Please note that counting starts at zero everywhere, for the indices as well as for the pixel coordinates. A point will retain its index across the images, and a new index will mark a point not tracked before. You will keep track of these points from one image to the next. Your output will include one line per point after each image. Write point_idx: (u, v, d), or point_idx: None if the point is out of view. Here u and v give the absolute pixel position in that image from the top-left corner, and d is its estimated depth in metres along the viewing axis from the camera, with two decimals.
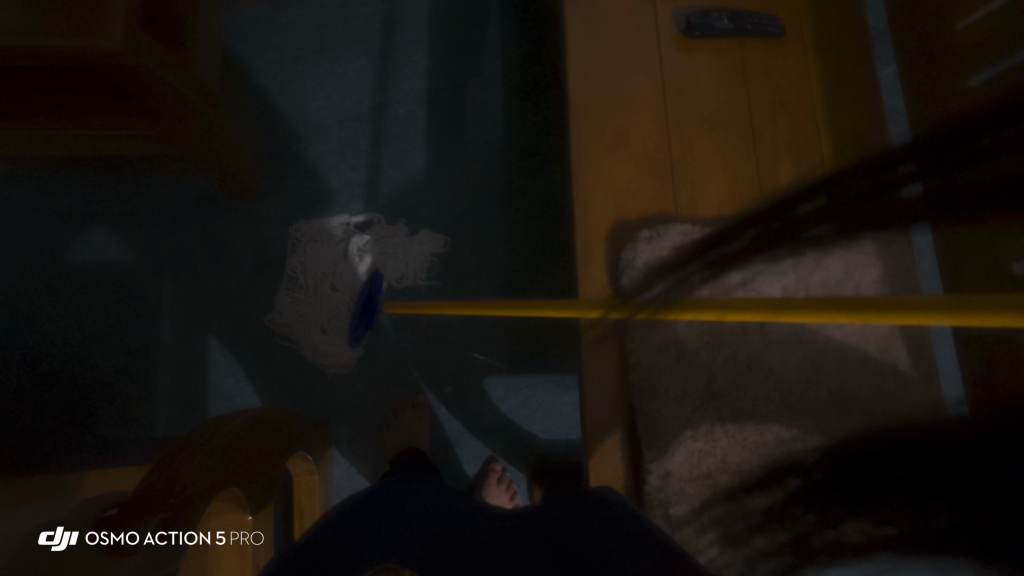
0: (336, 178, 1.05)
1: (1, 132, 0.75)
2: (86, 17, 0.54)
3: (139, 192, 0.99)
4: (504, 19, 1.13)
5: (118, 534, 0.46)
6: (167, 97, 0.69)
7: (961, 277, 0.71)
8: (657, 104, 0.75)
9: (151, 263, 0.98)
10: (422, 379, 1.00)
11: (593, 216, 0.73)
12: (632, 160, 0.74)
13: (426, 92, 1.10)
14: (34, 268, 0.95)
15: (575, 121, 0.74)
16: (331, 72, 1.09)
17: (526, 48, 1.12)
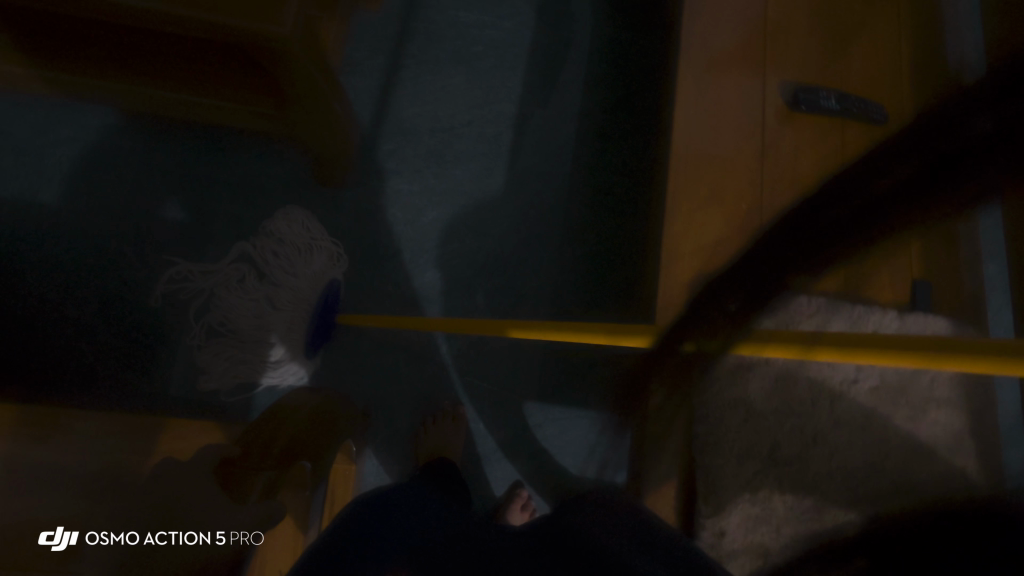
0: (418, 182, 1.09)
1: (144, 91, 0.82)
2: (259, 6, 0.60)
3: (236, 163, 1.04)
4: (602, 62, 1.18)
5: (117, 535, 0.49)
6: (296, 84, 0.74)
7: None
8: (754, 170, 0.79)
9: (234, 230, 1.02)
10: (464, 390, 1.01)
11: (678, 264, 0.76)
12: (722, 220, 0.77)
13: (515, 117, 1.15)
14: (126, 217, 1.00)
15: (673, 174, 0.79)
16: (431, 84, 1.15)
17: (617, 92, 1.16)
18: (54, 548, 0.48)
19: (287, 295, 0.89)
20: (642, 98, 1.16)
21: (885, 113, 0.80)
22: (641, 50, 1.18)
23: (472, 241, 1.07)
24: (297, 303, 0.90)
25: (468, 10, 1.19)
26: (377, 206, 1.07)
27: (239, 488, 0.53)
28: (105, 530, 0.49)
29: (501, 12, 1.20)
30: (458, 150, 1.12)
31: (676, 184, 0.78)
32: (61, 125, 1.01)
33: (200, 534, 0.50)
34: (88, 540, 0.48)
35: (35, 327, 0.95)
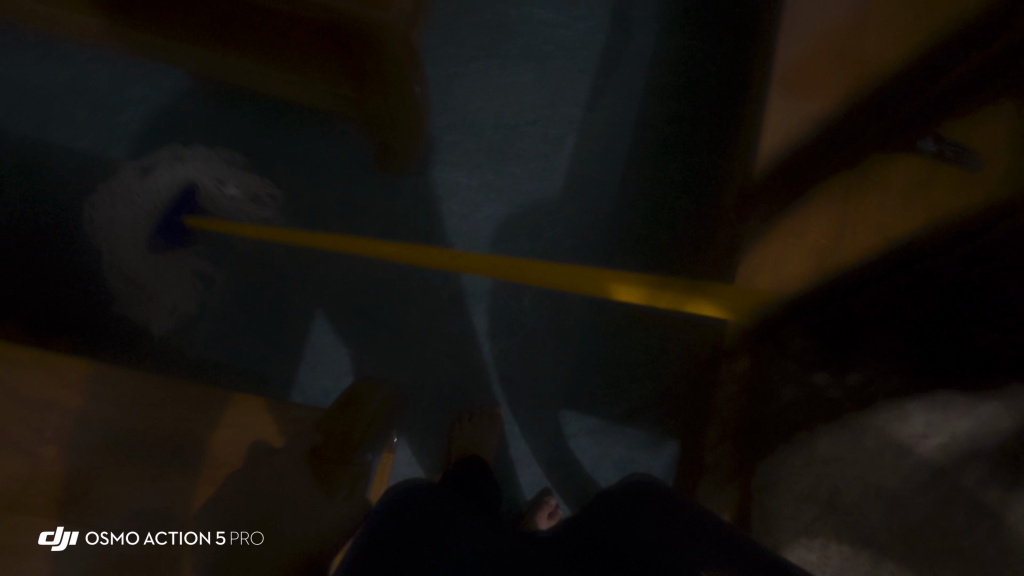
0: (477, 177, 1.08)
1: (229, 62, 0.83)
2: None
3: (300, 139, 1.04)
4: (674, 74, 1.15)
5: (117, 535, 0.51)
6: (382, 68, 0.74)
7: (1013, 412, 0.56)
8: None
9: (292, 206, 1.02)
10: (502, 391, 1.00)
11: None
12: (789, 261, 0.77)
13: (580, 121, 1.13)
14: None
15: None
16: (499, 79, 1.14)
17: (687, 105, 1.14)
18: (54, 549, 0.51)
19: (138, 181, 0.95)
20: (712, 114, 1.13)
21: None
22: (716, 65, 1.15)
23: (524, 242, 1.06)
24: (147, 195, 0.94)
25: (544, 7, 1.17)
26: (434, 196, 1.07)
27: (331, 479, 0.58)
28: (104, 530, 0.51)
29: (576, 11, 1.17)
30: (520, 148, 1.11)
31: None
32: (137, 85, 1.02)
33: (201, 534, 0.52)
34: (88, 539, 0.51)
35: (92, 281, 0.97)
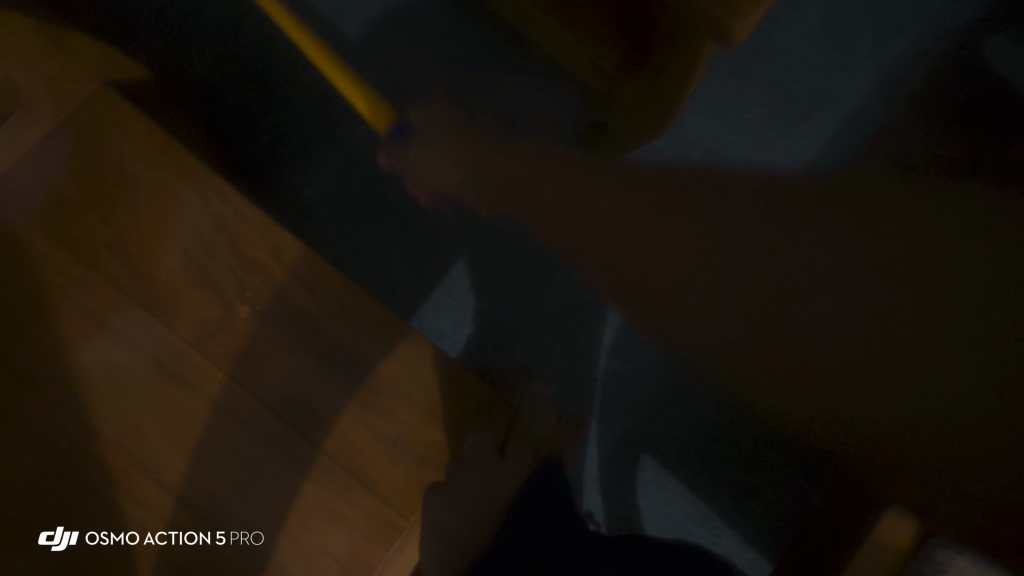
0: (662, 191, 1.00)
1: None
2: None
3: (510, 83, 0.98)
4: (932, 161, 0.97)
5: (116, 535, 0.51)
6: (667, 65, 0.65)
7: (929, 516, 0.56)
8: None
9: (478, 147, 0.98)
10: (598, 411, 0.97)
11: None
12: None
13: (798, 179, 1.00)
14: (388, 80, 0.97)
15: None
16: (731, 99, 1.02)
17: None
18: (53, 548, 0.50)
19: None
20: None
21: None
22: (990, 171, 0.96)
23: None
24: None
25: (823, 36, 1.00)
26: (614, 193, 0.99)
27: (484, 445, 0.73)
28: (105, 530, 0.51)
29: (856, 54, 1.00)
30: (719, 180, 1.01)
31: None
32: None
33: (201, 534, 0.52)
34: (87, 539, 0.51)
35: (268, 142, 0.96)
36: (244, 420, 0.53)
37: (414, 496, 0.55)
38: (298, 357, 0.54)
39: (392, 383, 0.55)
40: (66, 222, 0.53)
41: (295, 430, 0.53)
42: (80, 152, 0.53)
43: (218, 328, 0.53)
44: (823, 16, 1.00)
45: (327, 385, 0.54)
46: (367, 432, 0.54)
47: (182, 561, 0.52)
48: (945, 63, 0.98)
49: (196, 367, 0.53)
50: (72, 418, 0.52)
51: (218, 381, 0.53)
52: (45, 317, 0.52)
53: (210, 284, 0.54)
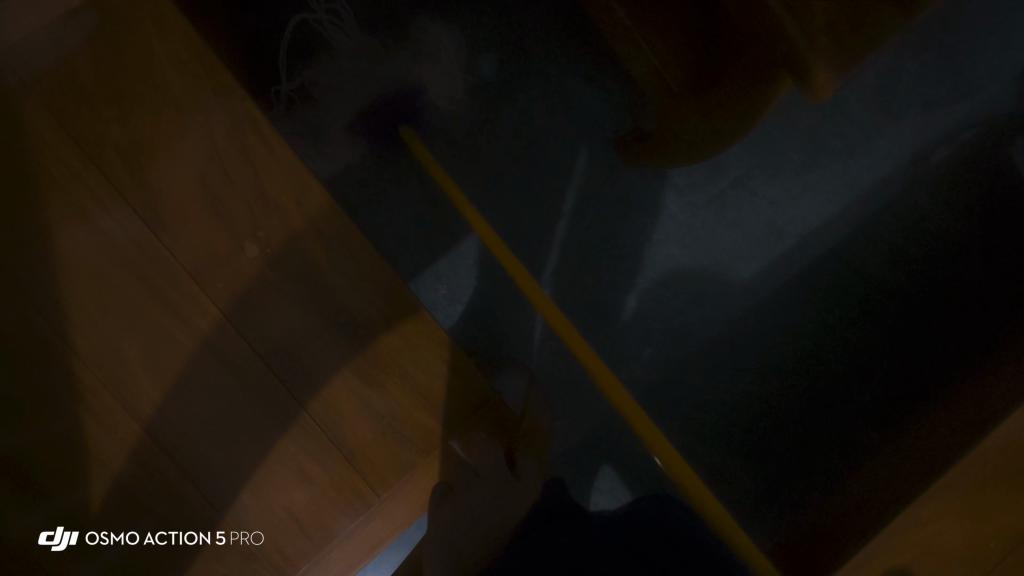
0: (682, 213, 0.99)
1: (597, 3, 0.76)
2: (830, 28, 0.48)
3: (561, 69, 0.94)
4: (946, 240, 0.98)
5: (116, 536, 0.50)
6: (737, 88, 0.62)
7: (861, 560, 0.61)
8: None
9: (515, 127, 0.94)
10: (575, 418, 0.97)
11: (898, 550, 0.63)
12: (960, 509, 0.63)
13: (815, 232, 1.00)
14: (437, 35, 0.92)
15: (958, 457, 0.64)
16: (772, 137, 1.00)
17: (936, 285, 0.98)
18: (53, 548, 0.49)
19: None
20: (946, 302, 0.98)
21: None
22: (996, 260, 0.98)
23: (684, 302, 0.99)
24: None
25: (876, 97, 0.99)
26: (639, 205, 0.98)
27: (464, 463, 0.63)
28: (104, 530, 0.50)
29: (903, 121, 0.99)
30: (741, 217, 1.00)
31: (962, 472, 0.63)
32: None
33: (201, 534, 0.51)
34: (87, 540, 0.50)
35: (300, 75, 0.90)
36: (237, 370, 0.50)
37: (388, 470, 0.53)
38: (301, 310, 0.51)
39: (392, 357, 0.53)
40: (76, 108, 0.48)
41: (284, 385, 0.51)
42: (105, 36, 0.48)
43: (223, 264, 0.50)
44: (880, 75, 0.99)
45: (325, 346, 0.52)
46: (357, 402, 0.52)
47: (142, 495, 0.50)
48: (980, 151, 0.99)
49: (191, 299, 0.50)
50: (49, 324, 0.48)
51: (214, 318, 0.50)
52: (37, 208, 0.48)
53: (222, 219, 0.50)
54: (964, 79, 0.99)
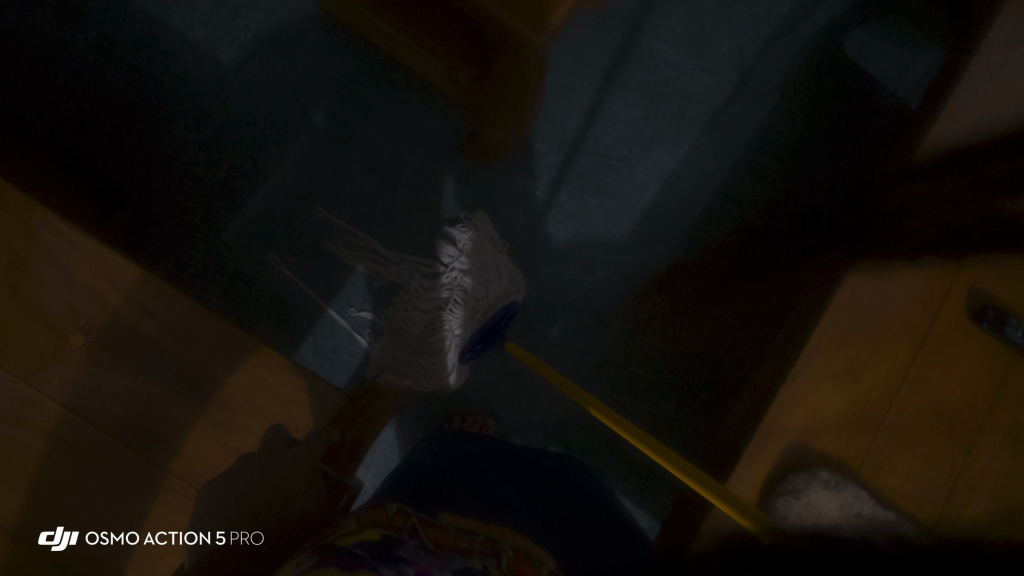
0: (546, 194, 1.05)
1: (382, 42, 0.83)
2: (526, 3, 0.54)
3: (395, 98, 0.99)
4: (785, 145, 1.09)
5: (116, 536, 0.52)
6: (506, 76, 0.68)
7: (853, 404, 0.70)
8: (848, 393, 0.70)
9: (368, 163, 0.99)
10: (504, 410, 0.99)
11: (783, 421, 0.69)
12: (821, 382, 0.70)
13: (670, 175, 1.08)
14: (277, 107, 0.98)
15: (827, 367, 0.70)
16: (607, 105, 1.09)
17: (791, 186, 1.08)
18: (53, 548, 0.52)
19: None
20: (798, 197, 1.07)
21: (993, 396, 0.71)
22: (833, 151, 1.08)
23: (576, 273, 1.04)
24: None
25: (686, 47, 1.10)
26: (505, 199, 1.04)
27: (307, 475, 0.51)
28: (104, 531, 0.52)
29: (717, 58, 1.10)
30: (603, 181, 1.07)
31: (810, 366, 0.70)
32: None
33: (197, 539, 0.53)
34: (88, 539, 0.52)
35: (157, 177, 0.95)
36: (92, 453, 0.52)
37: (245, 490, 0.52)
38: (138, 380, 0.54)
39: (242, 398, 0.55)
40: None
41: (142, 456, 0.53)
42: None
43: (52, 360, 0.53)
44: (683, 24, 1.10)
45: (173, 405, 0.54)
46: (216, 448, 0.54)
47: (113, 492, 0.52)
48: (794, 64, 1.10)
49: (27, 402, 0.52)
50: None
51: (53, 415, 0.52)
52: None
53: (46, 325, 0.53)
54: (760, 10, 1.10)
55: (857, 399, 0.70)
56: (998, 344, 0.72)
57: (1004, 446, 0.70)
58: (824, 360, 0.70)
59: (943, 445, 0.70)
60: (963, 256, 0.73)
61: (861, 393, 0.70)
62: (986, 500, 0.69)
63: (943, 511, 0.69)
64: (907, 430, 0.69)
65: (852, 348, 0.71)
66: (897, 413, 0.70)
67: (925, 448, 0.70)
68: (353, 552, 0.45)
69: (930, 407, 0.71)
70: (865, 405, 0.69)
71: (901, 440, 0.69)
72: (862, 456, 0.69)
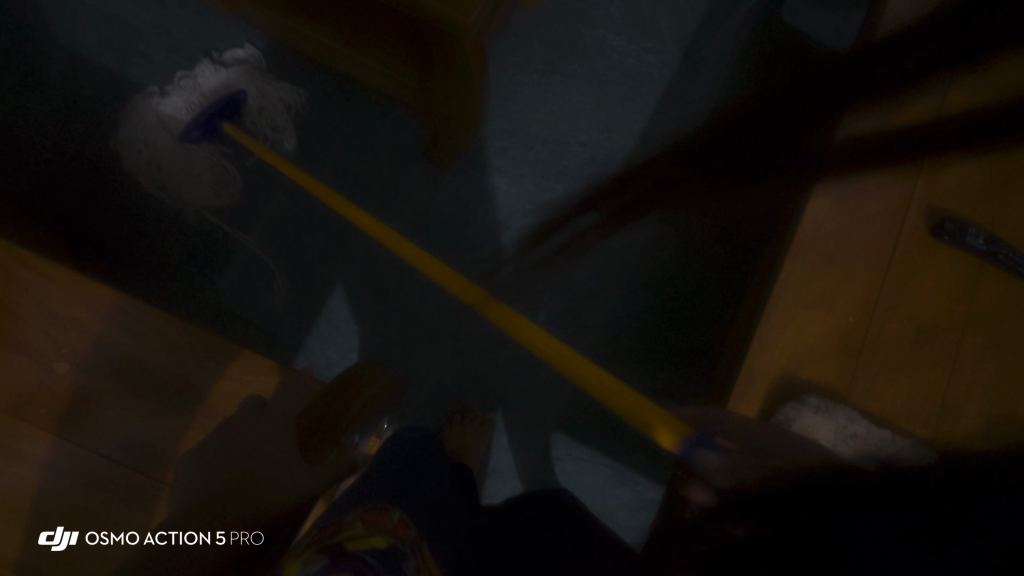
0: (513, 187, 1.08)
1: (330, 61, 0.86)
2: None
3: (356, 115, 1.03)
4: (734, 109, 1.13)
5: (117, 535, 0.52)
6: (449, 68, 0.72)
7: (833, 332, 0.71)
8: (825, 321, 0.71)
9: (337, 181, 1.02)
10: (501, 401, 0.99)
11: (767, 357, 0.70)
12: (796, 313, 0.71)
13: (630, 152, 1.12)
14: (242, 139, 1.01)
15: (800, 299, 0.72)
16: (560, 96, 1.13)
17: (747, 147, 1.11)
18: (53, 548, 0.51)
19: None
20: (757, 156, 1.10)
21: (966, 305, 0.73)
22: (782, 108, 1.12)
23: (553, 259, 1.06)
24: None
25: (628, 31, 1.15)
26: (474, 196, 1.06)
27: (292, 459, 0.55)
28: (105, 530, 0.52)
29: (659, 37, 1.15)
30: (566, 167, 1.10)
31: (783, 300, 0.72)
32: (208, 36, 1.02)
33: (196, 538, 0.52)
34: (87, 539, 0.51)
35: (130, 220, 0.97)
36: (86, 474, 0.53)
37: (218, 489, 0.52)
38: (125, 398, 0.55)
39: (231, 404, 0.56)
40: None
41: (136, 471, 0.54)
42: None
43: (39, 390, 0.54)
44: (622, 11, 1.16)
45: (164, 418, 0.55)
46: None
47: (119, 485, 0.53)
48: (732, 32, 1.15)
49: (18, 433, 0.53)
50: None
51: (46, 441, 0.53)
52: None
53: (30, 356, 0.54)
54: None
55: (835, 326, 0.71)
56: (963, 256, 0.74)
57: (987, 352, 0.72)
58: (798, 293, 0.72)
59: (928, 359, 0.71)
60: (914, 180, 0.76)
61: (837, 319, 0.71)
62: (979, 407, 0.70)
63: (941, 425, 0.70)
64: (889, 349, 0.71)
65: (822, 279, 0.73)
66: (876, 334, 0.71)
67: (911, 365, 0.71)
68: (364, 559, 0.45)
69: (908, 324, 0.72)
70: (843, 332, 0.71)
71: (885, 360, 0.71)
72: (848, 379, 0.70)
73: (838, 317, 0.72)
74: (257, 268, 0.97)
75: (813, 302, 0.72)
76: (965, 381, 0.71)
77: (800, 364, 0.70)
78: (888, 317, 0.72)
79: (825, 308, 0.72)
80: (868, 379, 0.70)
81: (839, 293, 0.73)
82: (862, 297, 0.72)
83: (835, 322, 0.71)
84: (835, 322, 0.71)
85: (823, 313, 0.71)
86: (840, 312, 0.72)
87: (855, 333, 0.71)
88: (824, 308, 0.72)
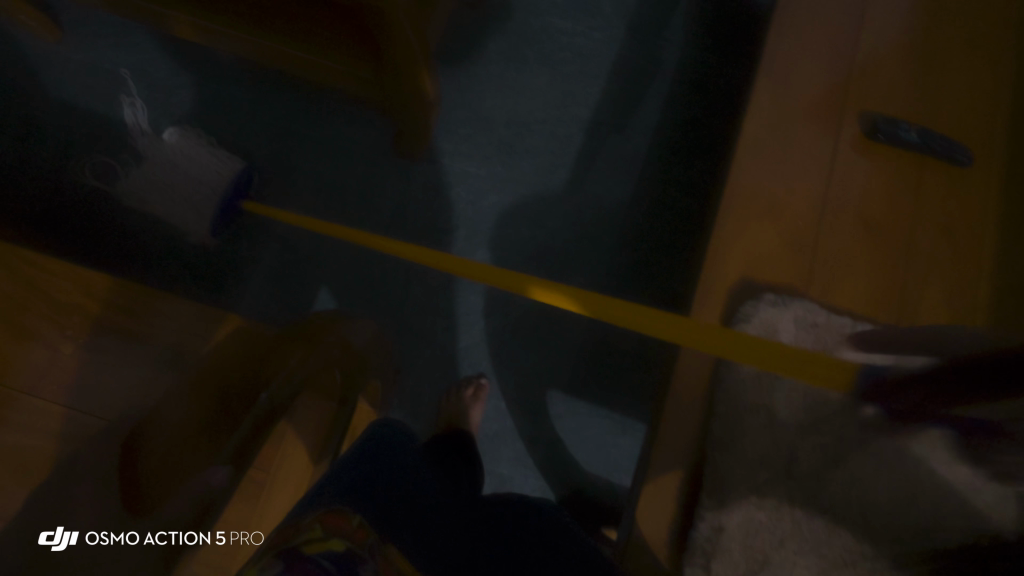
0: (482, 168, 1.14)
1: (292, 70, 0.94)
2: None
3: (328, 122, 1.10)
4: (681, 68, 1.19)
5: (117, 535, 0.50)
6: (393, 53, 0.78)
7: (785, 236, 0.74)
8: (776, 227, 0.75)
9: (315, 184, 1.09)
10: (493, 368, 1.01)
11: (726, 268, 0.74)
12: (747, 224, 0.75)
13: (589, 121, 1.17)
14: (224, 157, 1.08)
15: (749, 210, 0.76)
16: (516, 79, 1.20)
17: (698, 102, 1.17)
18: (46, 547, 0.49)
19: None
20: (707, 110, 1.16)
21: (911, 197, 0.76)
22: (727, 63, 1.19)
23: (527, 229, 1.11)
24: None
25: (573, 13, 1.23)
26: (445, 182, 1.12)
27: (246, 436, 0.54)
28: (105, 530, 0.50)
29: (603, 14, 1.22)
30: (530, 143, 1.16)
31: (734, 214, 0.76)
32: (183, 69, 1.11)
33: (199, 534, 0.52)
34: (87, 540, 0.49)
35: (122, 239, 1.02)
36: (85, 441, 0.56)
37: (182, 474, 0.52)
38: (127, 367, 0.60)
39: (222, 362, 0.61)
40: None
41: None
42: None
43: (49, 366, 0.59)
44: None
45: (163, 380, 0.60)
46: None
47: None
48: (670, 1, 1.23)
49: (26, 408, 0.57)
50: None
51: (54, 412, 0.57)
52: None
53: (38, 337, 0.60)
54: None
55: (787, 231, 0.75)
56: (900, 153, 0.78)
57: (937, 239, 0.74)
58: (748, 206, 0.76)
59: (881, 251, 0.74)
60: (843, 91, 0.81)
61: (787, 224, 0.75)
62: (937, 290, 0.72)
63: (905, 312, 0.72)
64: (841, 245, 0.74)
65: (768, 189, 0.77)
66: (825, 233, 0.75)
67: (865, 257, 0.74)
68: (319, 563, 0.49)
69: (858, 220, 0.75)
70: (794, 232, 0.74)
71: (839, 256, 0.74)
72: (806, 279, 0.73)
73: (790, 222, 0.75)
74: (243, 270, 1.02)
75: (763, 211, 0.76)
76: (921, 268, 0.73)
77: (758, 270, 0.73)
78: (836, 216, 0.75)
79: (776, 215, 0.75)
80: (824, 275, 0.73)
81: (787, 201, 0.76)
82: (808, 200, 0.76)
83: (785, 225, 0.75)
84: (785, 224, 0.74)
85: (773, 220, 0.75)
86: (789, 217, 0.75)
87: (806, 234, 0.75)
88: (772, 215, 0.75)
